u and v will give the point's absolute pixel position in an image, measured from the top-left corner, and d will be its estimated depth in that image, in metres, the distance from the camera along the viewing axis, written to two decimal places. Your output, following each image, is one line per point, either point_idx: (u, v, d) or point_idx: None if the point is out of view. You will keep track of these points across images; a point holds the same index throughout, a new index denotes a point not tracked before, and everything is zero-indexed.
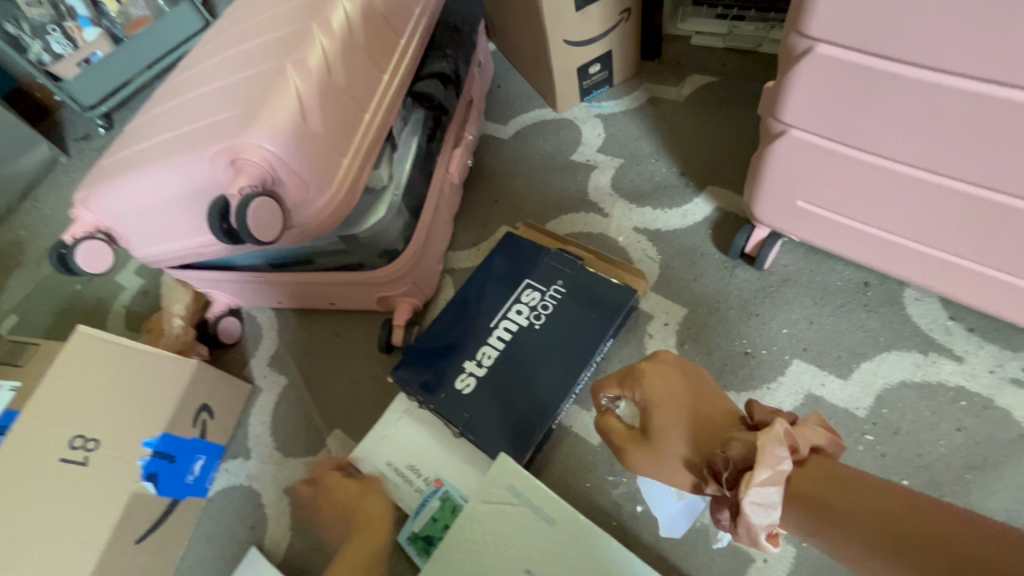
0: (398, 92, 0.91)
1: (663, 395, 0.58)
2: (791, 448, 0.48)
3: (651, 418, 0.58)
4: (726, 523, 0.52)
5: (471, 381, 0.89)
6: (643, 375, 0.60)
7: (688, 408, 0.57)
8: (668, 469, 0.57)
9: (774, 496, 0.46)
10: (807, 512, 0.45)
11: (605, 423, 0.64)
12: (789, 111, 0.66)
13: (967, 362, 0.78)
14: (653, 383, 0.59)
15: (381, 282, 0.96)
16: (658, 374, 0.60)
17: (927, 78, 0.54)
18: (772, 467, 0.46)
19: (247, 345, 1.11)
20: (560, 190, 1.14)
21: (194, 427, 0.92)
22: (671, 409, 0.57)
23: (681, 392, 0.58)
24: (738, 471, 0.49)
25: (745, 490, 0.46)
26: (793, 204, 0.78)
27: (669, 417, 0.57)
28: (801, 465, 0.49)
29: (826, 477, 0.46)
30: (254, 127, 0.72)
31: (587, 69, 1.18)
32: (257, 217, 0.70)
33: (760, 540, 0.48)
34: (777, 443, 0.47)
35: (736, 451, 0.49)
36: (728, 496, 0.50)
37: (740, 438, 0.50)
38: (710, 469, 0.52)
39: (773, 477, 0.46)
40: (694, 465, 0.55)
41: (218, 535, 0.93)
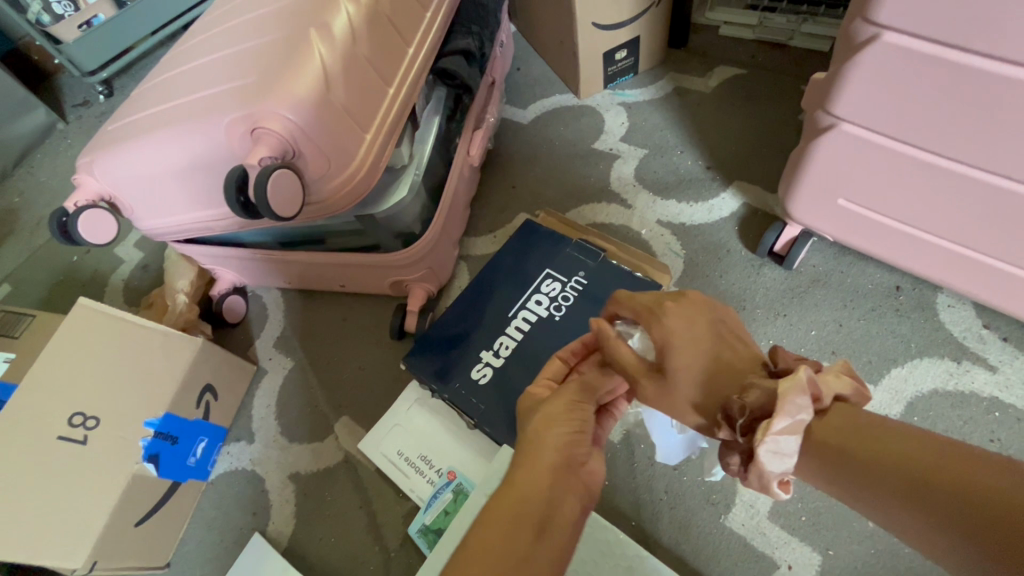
0: (423, 67, 0.87)
1: (683, 335, 0.48)
2: (812, 397, 0.39)
3: (665, 354, 0.48)
4: (735, 468, 0.43)
5: (487, 371, 0.86)
6: (665, 311, 0.49)
7: (709, 352, 0.47)
8: (676, 410, 0.47)
9: (790, 448, 0.38)
10: (829, 464, 0.37)
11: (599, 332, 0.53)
12: (842, 104, 0.63)
13: (1001, 373, 0.76)
14: (674, 321, 0.48)
15: (396, 265, 0.93)
16: (680, 310, 0.48)
17: (1000, 71, 0.51)
18: (790, 417, 0.38)
19: (251, 325, 1.08)
20: (581, 179, 1.10)
21: (197, 408, 0.89)
22: (690, 350, 0.47)
23: (703, 334, 0.47)
24: (755, 419, 0.40)
25: (759, 439, 0.38)
26: (832, 202, 0.75)
27: (687, 357, 0.47)
28: (820, 414, 0.39)
29: (856, 425, 0.37)
30: (274, 94, 0.68)
31: (614, 55, 1.14)
32: (276, 189, 0.66)
33: (773, 487, 0.39)
34: (799, 388, 0.38)
35: (753, 396, 0.40)
36: (739, 443, 0.41)
37: (759, 384, 0.41)
38: (724, 413, 0.42)
39: (792, 426, 0.38)
40: (706, 409, 0.45)
41: (220, 520, 0.90)
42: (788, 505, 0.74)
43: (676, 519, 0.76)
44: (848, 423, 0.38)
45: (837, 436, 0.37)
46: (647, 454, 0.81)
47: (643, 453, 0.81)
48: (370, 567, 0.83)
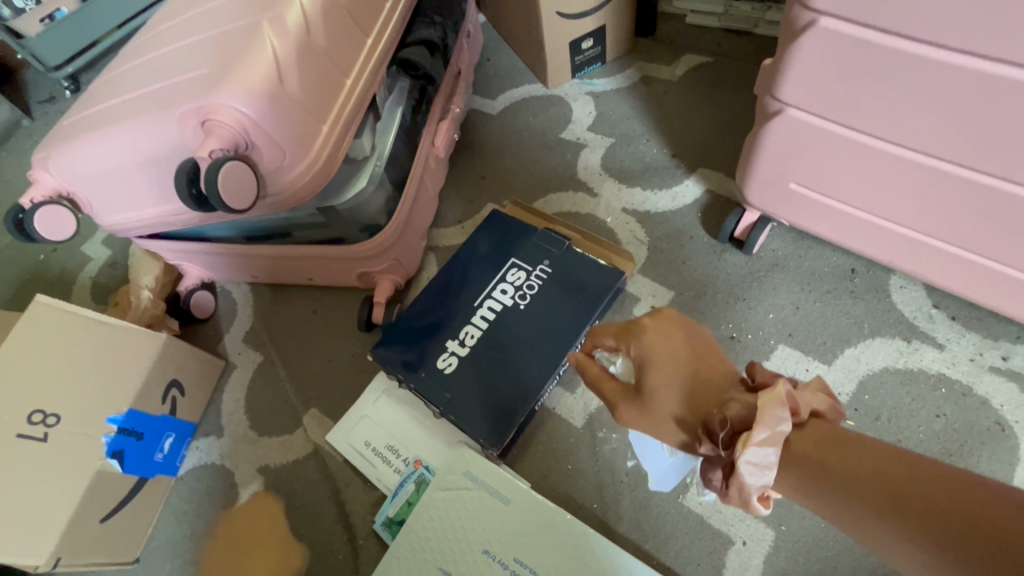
0: (383, 58, 0.87)
1: (663, 355, 0.53)
2: (793, 410, 0.44)
3: (646, 374, 0.53)
4: (716, 484, 0.47)
5: (453, 360, 0.87)
6: (644, 331, 0.55)
7: (686, 368, 0.52)
8: (660, 428, 0.52)
9: (771, 459, 0.43)
10: (806, 475, 0.42)
11: (579, 364, 0.60)
12: (788, 89, 0.65)
13: (948, 350, 0.79)
14: (654, 342, 0.54)
15: (361, 257, 0.93)
16: (658, 330, 0.55)
17: (928, 54, 0.53)
18: (770, 427, 0.43)
19: (220, 321, 1.07)
20: (548, 169, 1.11)
21: (163, 404, 0.89)
22: (670, 367, 0.52)
23: (680, 352, 0.53)
24: (735, 432, 0.44)
25: (741, 450, 0.43)
26: (785, 186, 0.77)
27: (666, 374, 0.52)
28: (801, 427, 0.45)
29: (831, 441, 0.43)
30: (224, 85, 0.67)
31: (580, 44, 1.14)
32: (228, 182, 0.65)
33: (752, 501, 0.44)
34: (778, 401, 0.43)
35: (733, 410, 0.45)
36: (722, 456, 0.46)
37: (740, 399, 0.46)
38: (705, 429, 0.46)
39: (772, 437, 0.42)
40: (688, 424, 0.50)
41: (189, 514, 0.91)
42: None
43: (635, 501, 0.78)
44: (826, 440, 0.43)
45: (811, 450, 0.43)
46: (609, 438, 0.82)
47: (610, 434, 0.82)
48: (339, 556, 0.83)
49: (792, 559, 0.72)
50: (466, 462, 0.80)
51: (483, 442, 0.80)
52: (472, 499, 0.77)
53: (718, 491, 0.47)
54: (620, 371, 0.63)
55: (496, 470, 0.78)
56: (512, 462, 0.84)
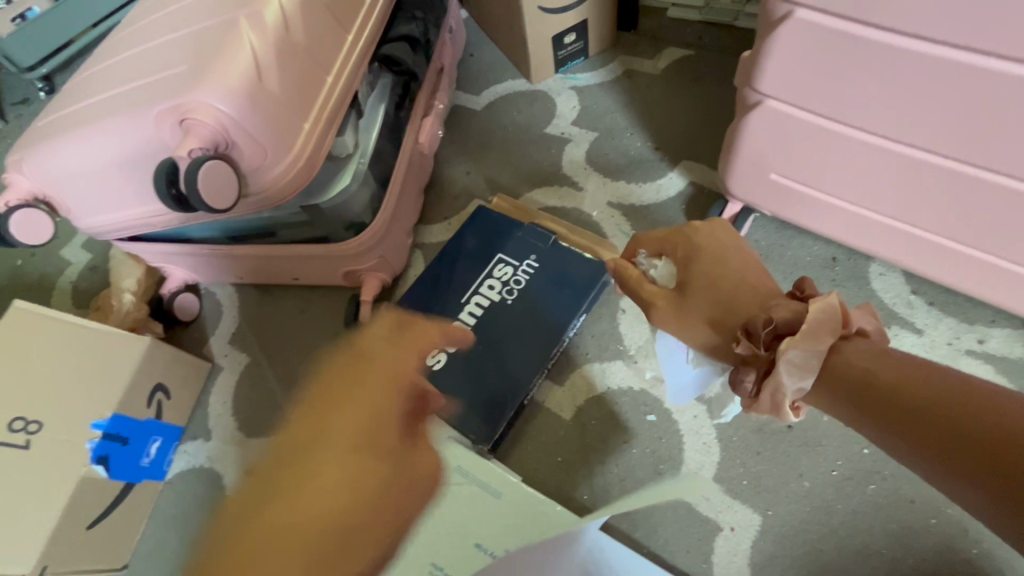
0: (364, 54, 0.87)
1: (712, 256, 0.54)
2: (843, 321, 0.45)
3: (691, 272, 0.54)
4: (749, 388, 0.47)
5: (442, 357, 0.87)
6: (693, 233, 0.56)
7: (737, 273, 0.52)
8: (693, 325, 0.54)
9: (812, 365, 0.43)
10: (843, 384, 0.43)
11: (620, 269, 0.62)
12: (766, 81, 0.66)
13: (927, 335, 0.80)
14: (702, 242, 0.55)
15: (347, 255, 0.92)
16: (710, 232, 0.55)
17: (901, 44, 0.54)
18: (817, 333, 0.44)
19: (206, 323, 1.06)
20: (534, 164, 1.11)
21: (148, 408, 0.88)
22: (715, 270, 0.53)
23: (730, 258, 0.54)
24: (779, 334, 0.46)
25: (785, 348, 0.44)
26: (766, 177, 0.78)
27: (710, 275, 0.53)
28: (845, 340, 0.45)
29: (875, 355, 0.43)
30: (202, 83, 0.67)
31: (562, 38, 1.14)
32: (209, 181, 0.65)
33: (784, 405, 0.45)
34: (828, 310, 0.45)
35: (781, 315, 0.46)
36: (761, 358, 0.46)
37: (788, 305, 0.47)
38: (745, 330, 0.48)
39: (817, 339, 0.44)
40: (723, 325, 0.51)
41: (178, 519, 0.90)
42: (730, 471, 0.77)
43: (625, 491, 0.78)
44: (870, 357, 0.43)
45: (855, 360, 0.43)
46: (598, 430, 0.83)
47: (596, 423, 0.84)
48: None
49: (780, 544, 0.73)
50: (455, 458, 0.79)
51: (475, 437, 0.82)
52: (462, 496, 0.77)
53: (748, 398, 0.48)
54: (662, 276, 0.60)
55: (485, 465, 0.78)
56: (503, 457, 0.84)
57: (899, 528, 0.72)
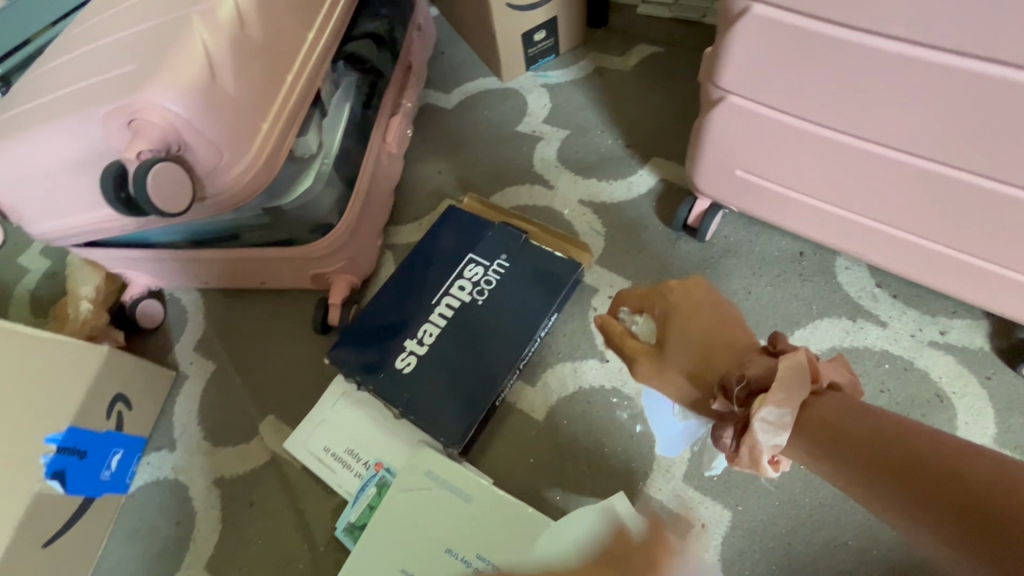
0: (326, 52, 0.84)
1: (690, 315, 0.53)
2: (813, 375, 0.45)
3: (669, 328, 0.53)
4: (727, 443, 0.47)
5: (412, 360, 0.86)
6: (671, 291, 0.54)
7: (712, 330, 0.51)
8: (672, 384, 0.52)
9: (786, 422, 0.43)
10: (820, 439, 0.41)
11: (603, 323, 0.57)
12: (727, 76, 0.66)
13: (891, 327, 0.82)
14: (680, 300, 0.54)
15: (313, 258, 0.90)
16: (685, 287, 0.54)
17: (854, 38, 0.54)
18: (789, 388, 0.43)
19: (170, 330, 1.03)
20: (505, 163, 1.10)
21: (108, 419, 0.85)
22: (692, 329, 0.52)
23: (706, 315, 0.52)
24: (751, 390, 0.46)
25: (756, 408, 0.44)
26: (731, 173, 0.78)
27: (687, 332, 0.52)
28: (818, 395, 0.44)
29: (849, 411, 0.42)
30: (152, 83, 0.64)
31: (532, 35, 1.13)
32: (160, 184, 0.63)
33: (761, 461, 0.44)
34: (799, 366, 0.44)
35: (752, 370, 0.47)
36: (736, 414, 0.46)
37: (759, 360, 0.47)
38: (721, 386, 0.48)
39: (788, 398, 0.43)
40: (702, 381, 0.50)
41: (142, 533, 0.87)
42: (701, 467, 0.78)
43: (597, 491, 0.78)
44: (843, 413, 0.42)
45: (829, 416, 0.42)
46: (570, 430, 0.83)
47: (569, 424, 0.83)
48: (300, 566, 0.81)
49: (750, 539, 0.73)
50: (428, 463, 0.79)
51: (446, 441, 0.80)
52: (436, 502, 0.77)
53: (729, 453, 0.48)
54: (644, 333, 0.58)
55: (457, 468, 0.78)
56: (474, 459, 0.83)
57: (866, 519, 0.72)
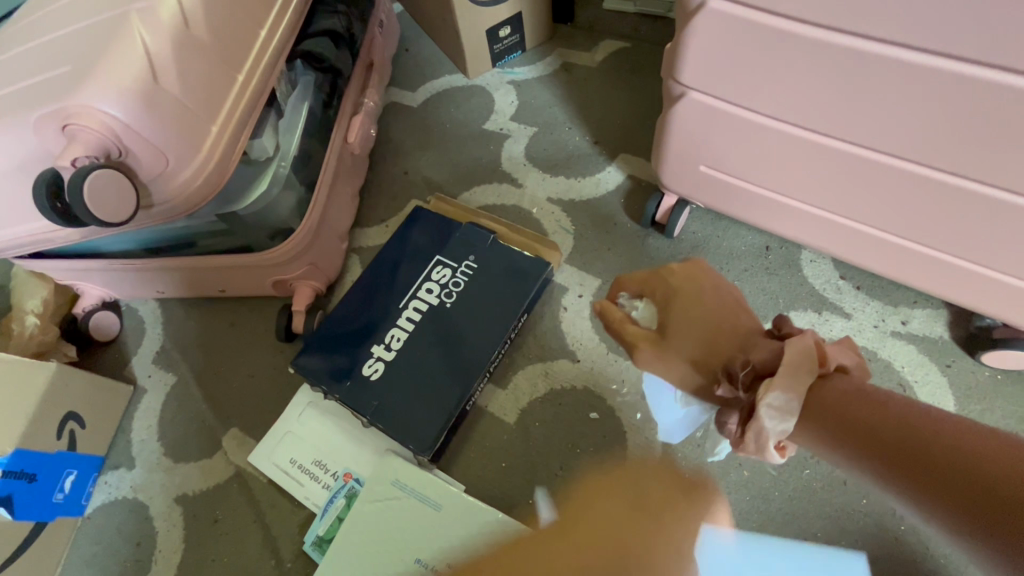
0: (280, 50, 0.81)
1: (692, 297, 0.51)
2: (819, 357, 0.44)
3: (672, 313, 0.51)
4: (732, 429, 0.46)
5: (379, 366, 0.84)
6: (673, 273, 0.53)
7: (716, 313, 0.50)
8: (676, 371, 0.50)
9: (793, 410, 0.42)
10: (830, 425, 0.41)
11: (600, 309, 0.57)
12: (686, 72, 0.65)
13: (854, 319, 0.83)
14: (682, 283, 0.52)
15: (273, 264, 0.87)
16: (687, 271, 0.53)
17: (807, 32, 0.54)
18: (795, 375, 0.42)
19: (126, 343, 0.99)
20: (472, 161, 1.08)
21: (59, 439, 0.81)
22: (695, 312, 0.50)
23: (710, 297, 0.51)
24: (756, 374, 0.45)
25: (762, 393, 0.42)
26: (696, 169, 0.78)
27: (692, 316, 0.50)
28: (825, 378, 0.44)
29: (855, 394, 0.42)
30: (87, 86, 0.61)
31: (497, 31, 1.11)
32: (97, 192, 0.59)
33: (768, 447, 0.43)
34: (805, 349, 0.43)
35: (757, 355, 0.46)
36: (741, 399, 0.45)
37: (764, 345, 0.46)
38: (726, 372, 0.47)
39: (795, 384, 0.42)
40: (706, 367, 0.48)
41: (99, 556, 0.83)
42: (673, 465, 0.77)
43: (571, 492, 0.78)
44: (852, 396, 0.42)
45: (834, 399, 0.42)
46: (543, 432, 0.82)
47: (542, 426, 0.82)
48: None
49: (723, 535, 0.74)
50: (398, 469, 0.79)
51: (416, 450, 0.78)
52: (406, 510, 0.76)
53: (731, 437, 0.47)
54: (645, 319, 0.55)
55: (426, 476, 0.77)
56: (445, 466, 0.82)
57: (833, 511, 0.73)
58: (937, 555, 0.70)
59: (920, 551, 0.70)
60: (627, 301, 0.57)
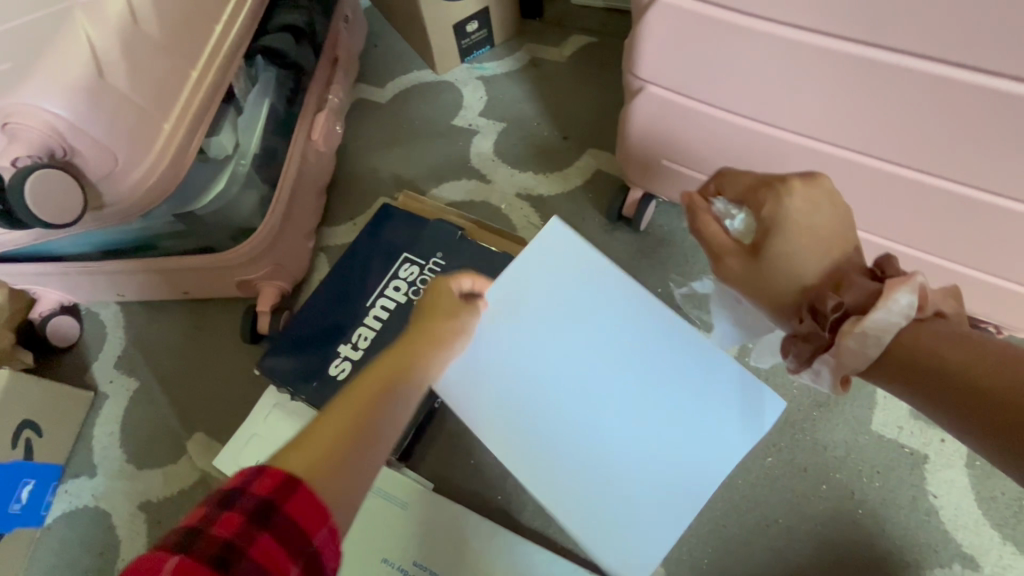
0: (237, 47, 0.79)
1: (801, 224, 0.48)
2: (918, 304, 0.44)
3: (770, 237, 0.49)
4: (802, 359, 0.50)
5: (346, 366, 0.83)
6: (789, 192, 0.48)
7: (820, 244, 0.47)
8: (755, 290, 0.52)
9: (869, 351, 0.44)
10: (902, 364, 0.42)
11: (690, 203, 0.57)
12: (643, 66, 0.65)
13: None
14: (796, 206, 0.47)
15: (237, 264, 0.86)
16: (806, 193, 0.48)
17: (754, 26, 0.55)
18: (883, 318, 0.43)
19: (87, 348, 0.96)
20: (441, 157, 1.07)
21: (15, 448, 0.79)
22: (801, 238, 0.48)
23: (820, 226, 0.48)
24: (847, 315, 0.45)
25: (848, 329, 0.44)
26: (658, 163, 0.79)
27: (792, 244, 0.48)
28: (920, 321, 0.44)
29: (944, 338, 0.41)
30: (30, 83, 0.58)
31: (464, 26, 1.11)
32: (41, 196, 0.58)
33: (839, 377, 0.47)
34: (905, 295, 0.43)
35: (851, 296, 0.45)
36: (822, 336, 0.47)
37: (859, 285, 0.46)
38: (812, 307, 0.48)
39: (888, 324, 0.43)
40: (788, 297, 0.50)
41: (60, 566, 0.81)
42: None
43: None
44: (940, 339, 0.42)
45: (916, 341, 0.42)
46: None
47: None
48: None
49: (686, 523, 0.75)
50: None
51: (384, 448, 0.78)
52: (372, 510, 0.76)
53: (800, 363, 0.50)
54: (738, 230, 0.54)
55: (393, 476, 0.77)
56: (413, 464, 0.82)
57: (795, 496, 0.75)
58: (893, 536, 0.72)
59: (877, 533, 0.72)
60: (724, 207, 0.56)
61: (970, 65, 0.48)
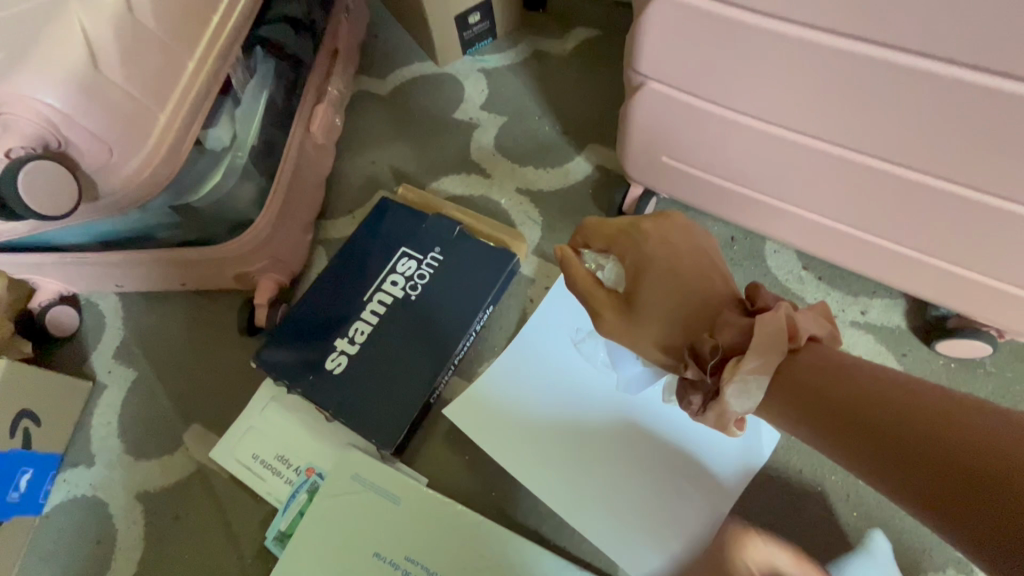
0: (236, 36, 0.77)
1: (663, 266, 0.51)
2: (789, 334, 0.45)
3: (640, 284, 0.51)
4: (694, 407, 0.49)
5: (343, 360, 0.83)
6: (645, 237, 0.52)
7: (688, 283, 0.50)
8: (642, 345, 0.51)
9: (754, 391, 0.45)
10: (799, 404, 0.45)
11: (563, 258, 0.55)
12: (643, 61, 0.64)
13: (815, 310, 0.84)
14: (655, 249, 0.52)
15: (234, 256, 0.86)
16: (659, 236, 0.52)
17: (756, 23, 0.54)
18: (764, 356, 0.44)
19: (85, 338, 0.96)
20: (441, 151, 1.06)
21: (14, 438, 0.79)
22: (666, 283, 0.50)
23: (680, 267, 0.50)
24: (725, 358, 0.46)
25: (730, 377, 0.45)
26: (658, 159, 0.78)
27: (662, 287, 0.50)
28: (795, 352, 0.46)
29: (829, 369, 0.44)
30: (23, 73, 0.58)
31: (466, 18, 1.09)
32: (35, 186, 0.58)
33: (728, 423, 0.47)
34: (776, 328, 0.44)
35: (725, 337, 0.46)
36: (707, 381, 0.47)
37: (732, 322, 0.46)
38: (694, 352, 0.48)
39: (762, 367, 0.44)
40: (673, 346, 0.50)
41: (58, 556, 0.82)
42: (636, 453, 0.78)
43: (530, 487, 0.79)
44: (822, 372, 0.44)
45: (809, 378, 0.44)
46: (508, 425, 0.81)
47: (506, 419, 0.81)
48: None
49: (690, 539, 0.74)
50: (361, 466, 0.79)
51: (379, 443, 0.79)
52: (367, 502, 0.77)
53: (693, 411, 0.50)
54: None
55: (387, 470, 0.78)
56: (408, 459, 0.83)
57: (788, 498, 0.75)
58: (888, 540, 0.72)
59: (873, 537, 0.72)
60: None
61: (978, 66, 0.47)
